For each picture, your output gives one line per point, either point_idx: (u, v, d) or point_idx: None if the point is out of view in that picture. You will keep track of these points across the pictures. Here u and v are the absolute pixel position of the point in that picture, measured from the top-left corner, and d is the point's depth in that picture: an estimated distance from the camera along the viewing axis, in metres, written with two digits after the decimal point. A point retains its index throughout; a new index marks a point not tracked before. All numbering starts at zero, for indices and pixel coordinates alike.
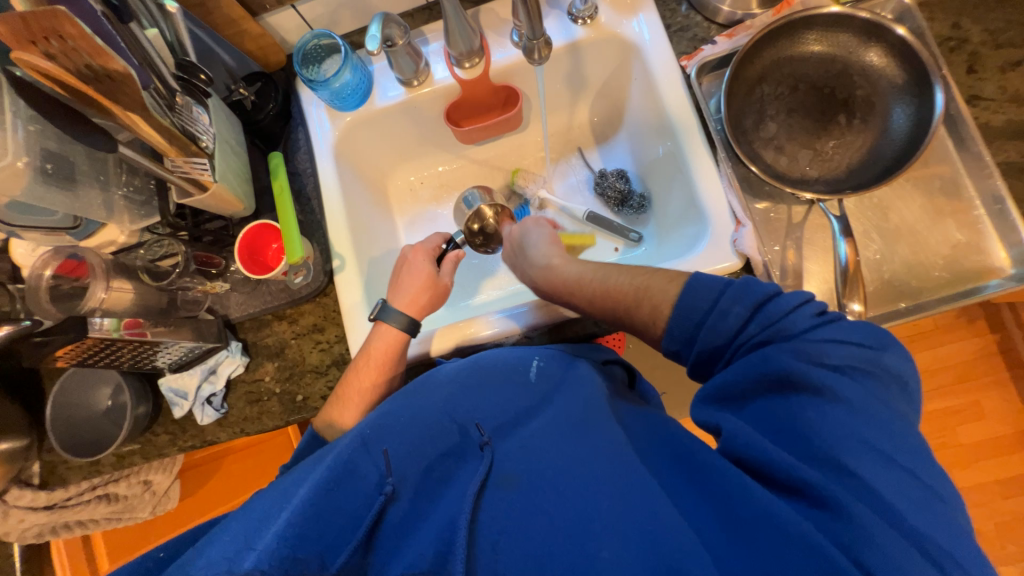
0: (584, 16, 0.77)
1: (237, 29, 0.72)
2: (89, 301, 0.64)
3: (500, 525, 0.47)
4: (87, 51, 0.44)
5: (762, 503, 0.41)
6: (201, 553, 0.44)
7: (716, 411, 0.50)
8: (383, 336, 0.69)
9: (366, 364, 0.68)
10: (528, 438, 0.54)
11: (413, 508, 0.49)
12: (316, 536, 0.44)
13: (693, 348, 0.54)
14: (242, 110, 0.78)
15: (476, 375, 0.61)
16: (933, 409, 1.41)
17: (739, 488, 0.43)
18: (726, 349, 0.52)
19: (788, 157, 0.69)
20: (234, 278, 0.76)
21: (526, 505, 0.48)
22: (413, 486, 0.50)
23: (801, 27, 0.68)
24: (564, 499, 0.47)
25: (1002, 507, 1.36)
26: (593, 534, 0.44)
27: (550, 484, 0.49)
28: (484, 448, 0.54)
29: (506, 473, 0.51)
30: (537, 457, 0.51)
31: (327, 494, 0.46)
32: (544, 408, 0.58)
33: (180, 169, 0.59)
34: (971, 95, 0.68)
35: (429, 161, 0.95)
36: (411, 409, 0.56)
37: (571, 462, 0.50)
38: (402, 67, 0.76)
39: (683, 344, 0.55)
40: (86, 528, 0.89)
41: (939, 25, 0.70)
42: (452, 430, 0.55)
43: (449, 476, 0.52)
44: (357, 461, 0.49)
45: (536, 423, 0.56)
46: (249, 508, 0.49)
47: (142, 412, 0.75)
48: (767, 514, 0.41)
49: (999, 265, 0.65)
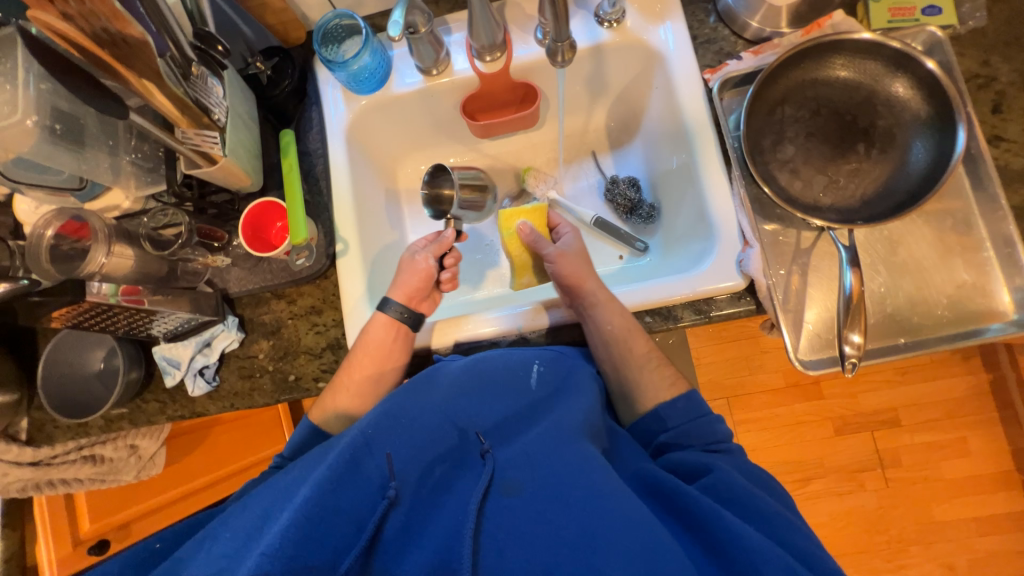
0: (610, 19, 0.76)
1: (258, 2, 0.71)
2: (90, 265, 0.63)
3: (504, 532, 0.47)
4: (105, 14, 0.43)
5: (731, 527, 0.47)
6: (202, 547, 0.46)
7: (698, 457, 0.58)
8: (376, 324, 0.71)
9: (360, 357, 0.70)
10: (528, 444, 0.55)
11: (413, 513, 0.50)
12: (320, 539, 0.44)
13: (686, 422, 0.64)
14: (257, 84, 0.77)
15: (480, 378, 0.62)
16: (920, 442, 1.41)
17: (712, 516, 0.48)
18: (693, 429, 0.63)
19: (803, 182, 0.68)
20: (236, 252, 0.76)
21: (531, 512, 0.48)
22: (413, 491, 0.51)
23: (828, 52, 0.67)
24: (569, 513, 0.48)
25: (977, 544, 1.37)
26: (599, 548, 0.45)
27: (553, 494, 0.49)
28: (485, 455, 0.55)
29: (509, 481, 0.51)
30: (537, 465, 0.52)
31: (330, 494, 0.46)
32: (541, 418, 0.59)
33: (191, 141, 0.59)
34: (993, 135, 0.68)
35: (440, 151, 0.94)
36: (412, 411, 0.57)
37: (574, 472, 0.50)
38: (422, 55, 0.75)
39: (678, 419, 0.64)
40: (68, 487, 0.89)
41: (968, 60, 0.69)
42: (452, 434, 0.56)
43: (449, 482, 0.53)
44: (360, 460, 0.50)
45: (534, 432, 0.57)
46: (249, 509, 0.49)
47: (134, 377, 0.75)
48: (741, 545, 0.45)
49: (1002, 309, 0.65)
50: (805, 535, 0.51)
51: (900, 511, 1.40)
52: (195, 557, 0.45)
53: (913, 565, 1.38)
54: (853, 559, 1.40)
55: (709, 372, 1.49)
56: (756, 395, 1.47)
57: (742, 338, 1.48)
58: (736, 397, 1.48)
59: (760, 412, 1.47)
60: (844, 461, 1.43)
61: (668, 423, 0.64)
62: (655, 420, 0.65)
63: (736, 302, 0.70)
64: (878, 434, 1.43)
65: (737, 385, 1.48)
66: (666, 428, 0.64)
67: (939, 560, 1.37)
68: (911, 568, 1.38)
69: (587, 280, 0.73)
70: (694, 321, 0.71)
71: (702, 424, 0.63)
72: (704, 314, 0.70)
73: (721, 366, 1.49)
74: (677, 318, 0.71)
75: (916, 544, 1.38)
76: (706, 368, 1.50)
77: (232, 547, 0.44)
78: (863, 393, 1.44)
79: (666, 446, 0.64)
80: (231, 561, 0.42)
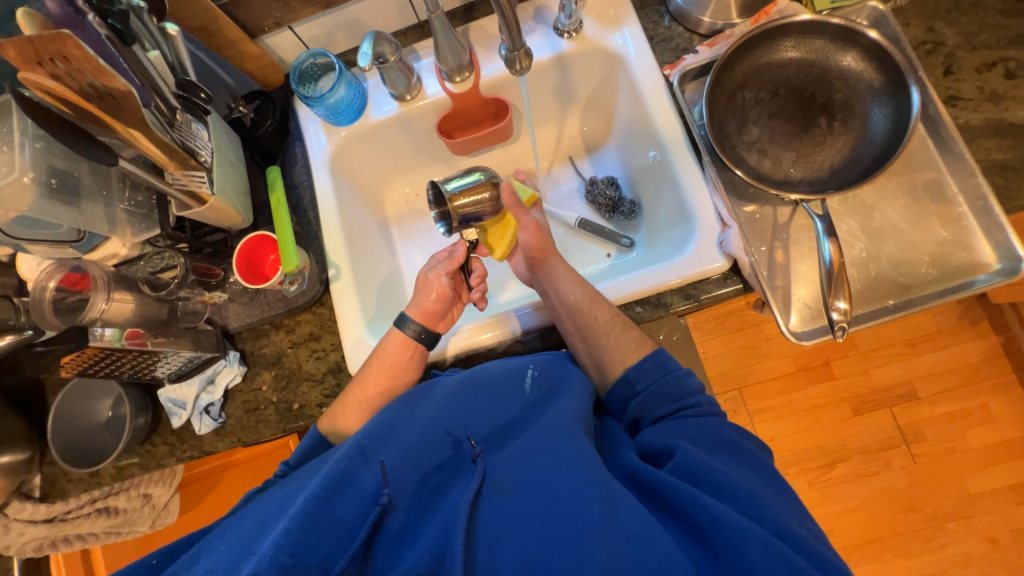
0: (569, 30, 0.80)
1: (237, 50, 0.76)
2: (91, 311, 0.66)
3: (495, 530, 0.50)
4: (90, 71, 0.46)
5: (708, 510, 0.47)
6: (198, 560, 0.48)
7: (661, 437, 0.58)
8: (393, 340, 0.71)
9: (370, 375, 0.70)
10: (521, 448, 0.57)
11: (407, 517, 0.52)
12: (315, 544, 0.47)
13: (653, 382, 0.64)
14: (242, 127, 0.80)
15: (474, 387, 0.63)
16: (939, 413, 1.39)
17: (690, 501, 0.49)
18: (661, 386, 0.63)
19: (772, 160, 0.71)
20: (232, 288, 0.78)
21: (520, 509, 0.51)
22: (408, 497, 0.53)
23: (778, 35, 0.70)
24: (554, 506, 0.50)
25: (1016, 513, 1.32)
26: (585, 538, 0.47)
27: (542, 491, 0.52)
28: (477, 460, 0.56)
29: (498, 480, 0.54)
30: (527, 466, 0.55)
31: (325, 504, 0.49)
32: (536, 419, 0.61)
33: (179, 182, 0.61)
34: (949, 96, 0.70)
35: (423, 172, 0.98)
36: (405, 424, 0.59)
37: (563, 469, 0.53)
38: (394, 82, 0.79)
39: (646, 380, 0.64)
40: (84, 542, 0.88)
41: (914, 29, 0.72)
42: (446, 442, 0.57)
43: (444, 488, 0.55)
44: (353, 470, 0.52)
45: (528, 435, 0.59)
46: (248, 519, 0.52)
47: (141, 423, 0.76)
48: (715, 522, 0.47)
49: (985, 262, 0.65)
50: (778, 501, 0.51)
51: (930, 487, 1.36)
52: (192, 568, 0.47)
53: (953, 543, 1.33)
54: (889, 542, 1.35)
55: (716, 364, 1.48)
56: (766, 383, 1.46)
57: (745, 327, 1.48)
58: (746, 387, 1.46)
59: (773, 399, 1.45)
60: (866, 441, 1.40)
61: (637, 386, 0.65)
62: (626, 386, 0.66)
63: (723, 283, 0.71)
64: (896, 408, 1.40)
65: (745, 375, 1.47)
66: (636, 393, 0.65)
67: (980, 534, 1.32)
68: (952, 546, 1.33)
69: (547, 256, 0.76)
70: (685, 306, 0.72)
71: (670, 380, 0.63)
72: (694, 298, 0.71)
73: (727, 357, 1.48)
74: (668, 304, 0.72)
75: (953, 520, 1.34)
76: (713, 361, 1.49)
77: (234, 555, 0.47)
78: (875, 368, 1.43)
79: (638, 412, 0.65)
80: (235, 564, 0.46)
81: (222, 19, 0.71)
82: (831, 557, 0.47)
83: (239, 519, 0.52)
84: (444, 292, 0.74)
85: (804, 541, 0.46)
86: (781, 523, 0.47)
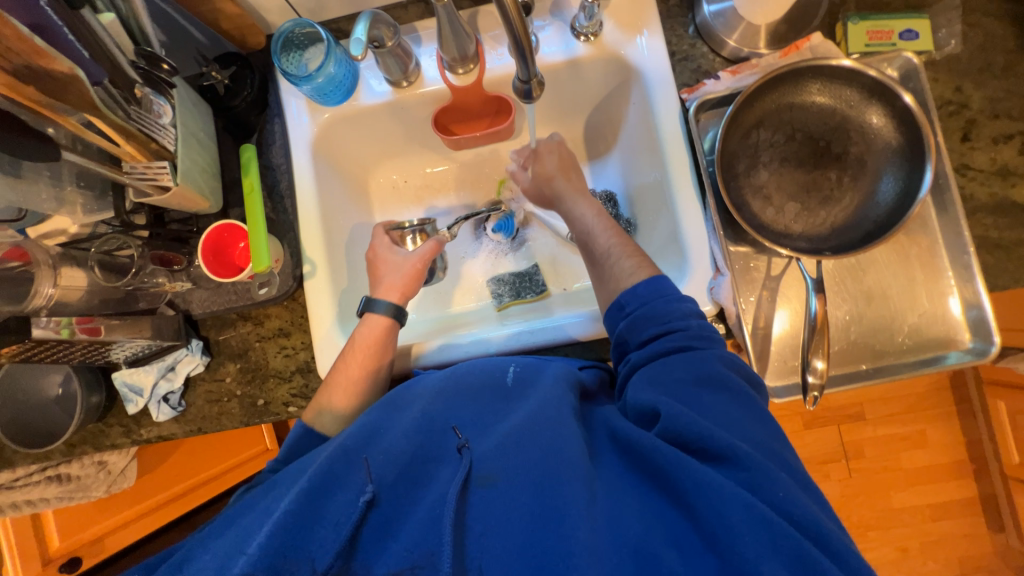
0: (587, 32, 0.73)
1: (211, 7, 0.66)
2: (36, 298, 0.61)
3: (482, 523, 0.48)
4: (25, 52, 0.39)
5: (693, 475, 0.47)
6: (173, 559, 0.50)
7: (650, 392, 0.56)
8: (369, 324, 0.71)
9: (353, 350, 0.69)
10: (505, 435, 0.54)
11: (392, 508, 0.50)
12: (302, 543, 0.46)
13: (644, 306, 0.63)
14: (213, 95, 0.72)
15: (454, 389, 0.61)
16: (882, 434, 1.48)
17: (675, 465, 0.48)
18: (653, 309, 0.62)
19: (775, 208, 0.68)
20: (196, 274, 0.73)
21: (507, 501, 0.49)
22: (392, 489, 0.51)
23: (805, 77, 0.66)
24: (539, 495, 0.49)
25: (931, 528, 1.46)
26: (568, 518, 0.46)
27: (527, 481, 0.50)
28: (462, 450, 0.54)
29: (485, 474, 0.51)
30: (511, 454, 0.52)
31: (310, 505, 0.48)
32: (520, 404, 0.58)
33: (140, 173, 0.56)
34: (961, 163, 0.68)
35: (413, 159, 0.91)
36: (395, 420, 0.58)
37: (548, 457, 0.51)
38: (390, 67, 0.72)
39: (637, 303, 0.63)
40: (36, 507, 0.90)
41: (942, 86, 0.69)
42: (429, 433, 0.55)
43: (428, 476, 0.53)
44: (338, 470, 0.51)
45: (512, 421, 0.56)
46: (230, 530, 0.51)
47: (96, 401, 0.73)
48: (699, 485, 0.46)
49: (959, 338, 0.67)
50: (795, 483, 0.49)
51: (861, 498, 1.47)
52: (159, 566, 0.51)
53: (870, 548, 1.47)
54: None
55: None
56: None
57: None
58: None
59: None
60: (811, 453, 1.49)
61: (627, 309, 0.63)
62: (616, 311, 0.65)
63: None
64: (844, 426, 1.49)
65: None
66: (625, 315, 0.64)
67: (895, 543, 1.46)
68: (869, 551, 1.47)
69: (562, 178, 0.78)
70: None
71: (665, 305, 0.62)
72: None
73: None
74: None
75: (875, 529, 1.47)
76: None
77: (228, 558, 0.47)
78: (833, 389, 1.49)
79: (626, 335, 0.63)
80: (223, 568, 0.45)
81: None
82: (835, 532, 0.46)
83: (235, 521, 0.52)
84: (417, 274, 0.75)
85: (811, 518, 0.45)
86: (783, 497, 0.46)
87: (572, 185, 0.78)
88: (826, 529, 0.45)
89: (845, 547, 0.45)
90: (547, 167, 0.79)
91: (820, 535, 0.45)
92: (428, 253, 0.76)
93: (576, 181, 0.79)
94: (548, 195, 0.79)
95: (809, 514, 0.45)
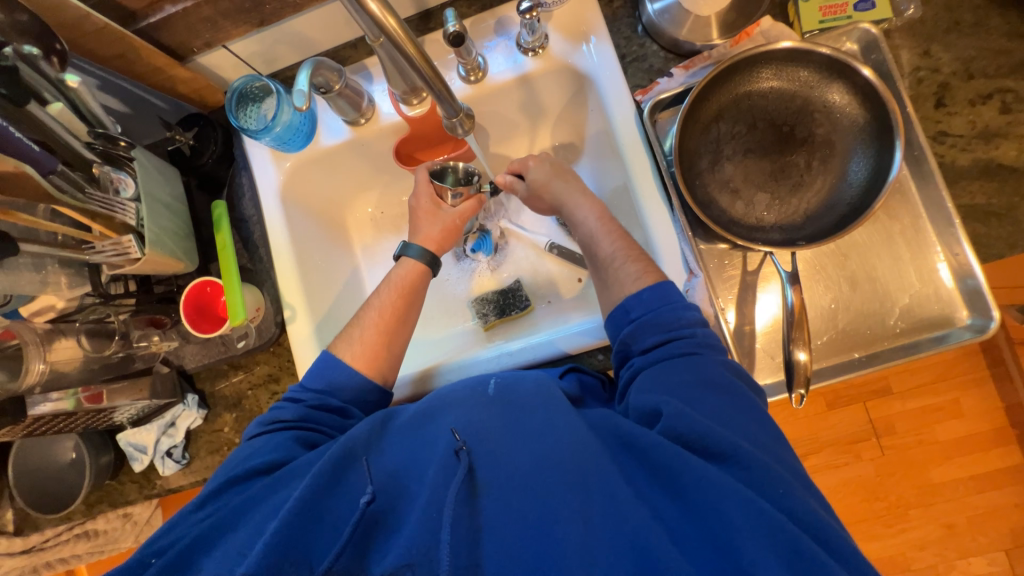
0: (533, 47, 0.73)
1: (164, 76, 0.69)
2: (30, 375, 0.65)
3: (478, 521, 0.46)
4: None
5: (694, 471, 0.46)
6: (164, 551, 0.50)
7: (650, 396, 0.54)
8: (405, 267, 0.74)
9: (391, 287, 0.72)
10: (499, 433, 0.51)
11: (388, 513, 0.49)
12: (304, 548, 0.46)
13: (652, 311, 0.59)
14: (181, 156, 0.75)
15: (438, 406, 0.56)
16: (912, 408, 1.41)
17: (676, 461, 0.47)
18: (659, 315, 0.59)
19: (744, 202, 0.66)
20: (184, 331, 0.75)
21: (504, 499, 0.47)
22: (389, 494, 0.50)
23: (755, 64, 0.64)
24: (536, 490, 0.47)
25: (976, 501, 1.38)
26: (562, 516, 0.45)
27: (522, 478, 0.48)
28: (460, 453, 0.49)
29: (483, 478, 0.48)
30: (507, 452, 0.50)
31: (310, 508, 0.47)
32: (513, 401, 0.55)
33: (109, 249, 0.58)
34: (938, 131, 0.65)
35: (386, 191, 0.92)
36: (386, 432, 0.56)
37: (546, 455, 0.49)
38: (342, 109, 0.73)
39: (642, 309, 0.60)
40: (71, 562, 0.95)
41: (908, 53, 0.66)
42: (424, 436, 0.54)
43: (421, 478, 0.50)
44: (336, 478, 0.50)
45: (504, 421, 0.53)
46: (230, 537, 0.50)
47: (105, 462, 0.76)
48: (698, 481, 0.45)
49: (956, 315, 0.63)
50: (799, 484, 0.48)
51: (896, 477, 1.41)
52: None
53: (913, 528, 1.40)
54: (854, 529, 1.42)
55: None
56: None
57: None
58: None
59: None
60: (838, 434, 1.43)
61: (632, 314, 0.60)
62: (620, 315, 0.61)
63: None
64: (870, 403, 1.42)
65: None
66: (630, 321, 0.60)
67: (940, 520, 1.39)
68: (912, 531, 1.40)
69: (555, 183, 0.75)
70: None
71: (672, 309, 0.59)
72: None
73: None
74: None
75: (916, 507, 1.40)
76: None
77: (230, 561, 0.47)
78: None
79: (628, 342, 0.60)
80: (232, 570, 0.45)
81: (140, 46, 0.63)
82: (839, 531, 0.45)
83: (238, 519, 0.51)
84: (456, 229, 0.77)
85: (809, 515, 0.44)
86: (782, 495, 0.45)
87: (568, 191, 0.74)
88: (828, 531, 0.44)
89: (846, 546, 0.44)
90: (538, 174, 0.75)
91: (818, 533, 0.44)
92: (469, 212, 0.77)
93: (573, 182, 0.75)
94: (547, 202, 0.76)
95: (807, 510, 0.44)
